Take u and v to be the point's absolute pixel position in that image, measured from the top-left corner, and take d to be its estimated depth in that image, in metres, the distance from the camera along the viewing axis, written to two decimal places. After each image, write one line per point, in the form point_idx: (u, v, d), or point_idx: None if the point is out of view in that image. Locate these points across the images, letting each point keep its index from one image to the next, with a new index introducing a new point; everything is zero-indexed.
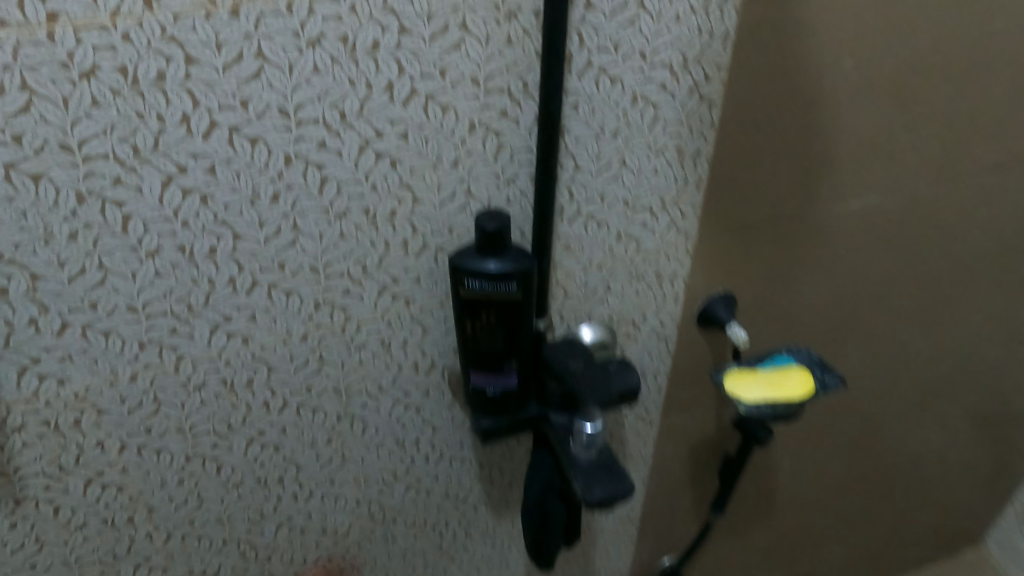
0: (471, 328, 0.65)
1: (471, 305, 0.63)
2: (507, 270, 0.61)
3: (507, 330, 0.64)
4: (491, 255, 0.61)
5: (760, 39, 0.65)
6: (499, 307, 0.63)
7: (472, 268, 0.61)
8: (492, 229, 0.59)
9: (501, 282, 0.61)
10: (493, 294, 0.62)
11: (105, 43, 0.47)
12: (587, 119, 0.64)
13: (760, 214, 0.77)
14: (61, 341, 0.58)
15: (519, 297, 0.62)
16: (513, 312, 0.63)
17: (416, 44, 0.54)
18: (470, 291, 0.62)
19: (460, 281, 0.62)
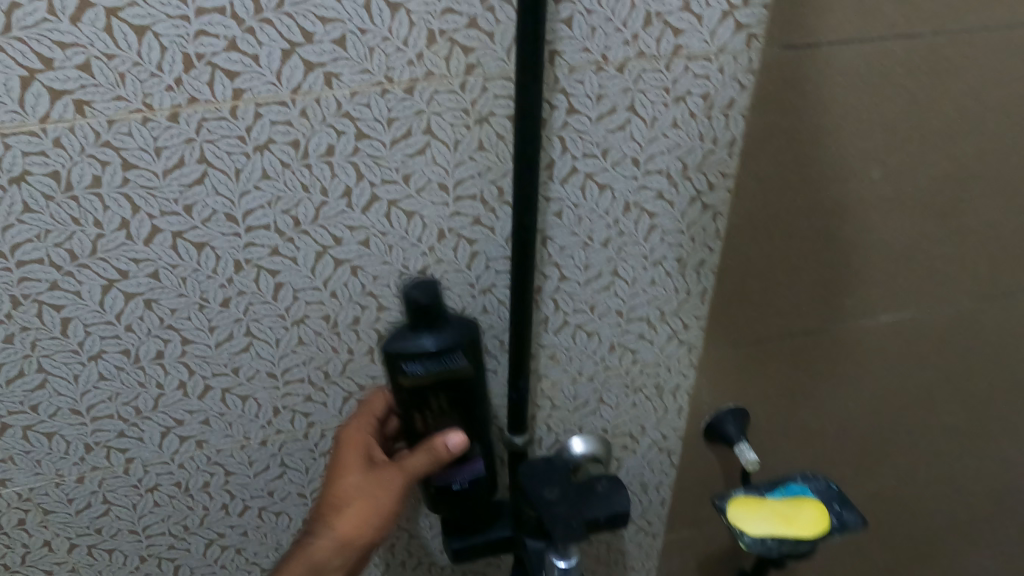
0: (421, 420, 0.59)
1: (418, 394, 0.57)
2: (447, 346, 0.55)
3: (459, 411, 0.59)
4: (424, 338, 0.54)
5: (770, 147, 0.59)
6: (448, 389, 0.57)
7: (413, 355, 0.54)
8: (421, 300, 0.53)
9: (444, 356, 0.55)
10: (439, 374, 0.56)
11: (37, 149, 0.45)
12: (573, 227, 0.59)
13: (772, 327, 0.71)
14: (0, 441, 0.55)
15: (468, 371, 0.57)
16: (462, 389, 0.58)
17: (376, 149, 0.50)
18: (412, 380, 0.55)
19: (396, 366, 0.55)
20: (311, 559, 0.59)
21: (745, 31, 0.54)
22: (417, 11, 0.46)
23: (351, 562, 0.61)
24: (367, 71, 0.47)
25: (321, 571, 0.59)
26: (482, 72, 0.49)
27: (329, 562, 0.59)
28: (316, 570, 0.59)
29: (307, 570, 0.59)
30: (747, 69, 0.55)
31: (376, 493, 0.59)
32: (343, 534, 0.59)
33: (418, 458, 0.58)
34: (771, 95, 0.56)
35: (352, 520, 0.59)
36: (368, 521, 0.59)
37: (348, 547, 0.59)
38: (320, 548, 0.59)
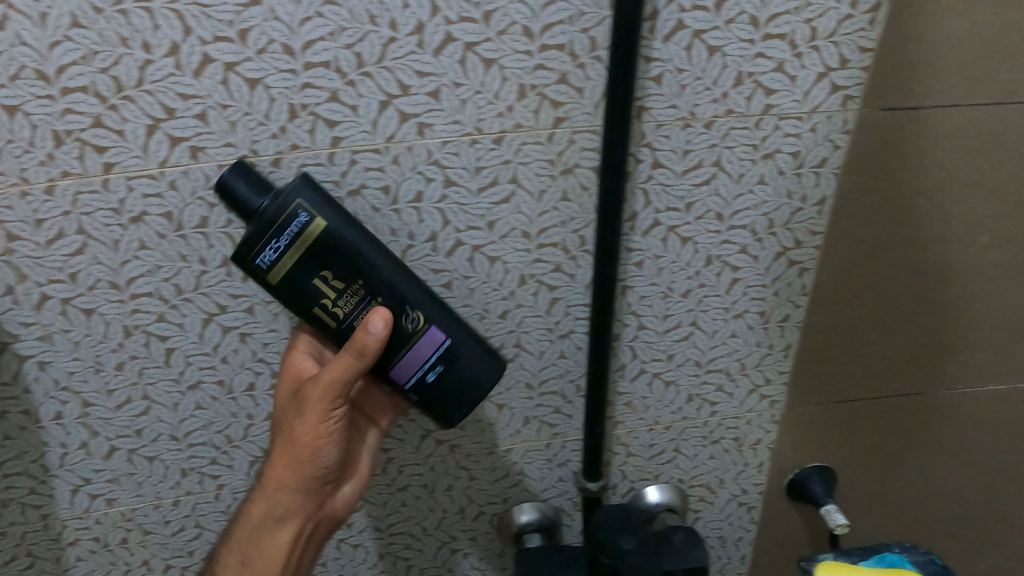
0: (331, 317, 0.49)
1: (300, 286, 0.47)
2: (277, 215, 0.45)
3: (361, 273, 0.48)
4: (243, 202, 0.46)
5: (864, 207, 0.58)
6: (331, 260, 0.47)
7: (268, 242, 0.46)
8: (246, 193, 0.45)
9: (283, 225, 0.46)
10: (301, 247, 0.46)
11: (154, 191, 0.49)
12: (653, 278, 0.58)
13: (862, 387, 0.69)
14: (109, 463, 0.61)
15: (324, 223, 0.46)
16: (339, 247, 0.47)
17: (462, 196, 0.52)
18: (279, 271, 0.47)
19: (259, 266, 0.46)
20: (261, 514, 0.58)
21: (842, 92, 0.53)
22: (509, 67, 0.48)
23: (292, 519, 0.59)
24: (458, 123, 0.49)
25: (268, 534, 0.59)
26: (570, 125, 0.50)
27: (292, 519, 0.59)
28: (266, 527, 0.58)
29: (257, 527, 0.59)
30: (842, 130, 0.55)
31: (303, 444, 0.54)
32: (281, 489, 0.57)
33: (340, 361, 0.49)
34: (866, 154, 0.56)
35: (284, 477, 0.56)
36: (297, 473, 0.56)
37: (299, 453, 0.55)
38: (261, 506, 0.58)
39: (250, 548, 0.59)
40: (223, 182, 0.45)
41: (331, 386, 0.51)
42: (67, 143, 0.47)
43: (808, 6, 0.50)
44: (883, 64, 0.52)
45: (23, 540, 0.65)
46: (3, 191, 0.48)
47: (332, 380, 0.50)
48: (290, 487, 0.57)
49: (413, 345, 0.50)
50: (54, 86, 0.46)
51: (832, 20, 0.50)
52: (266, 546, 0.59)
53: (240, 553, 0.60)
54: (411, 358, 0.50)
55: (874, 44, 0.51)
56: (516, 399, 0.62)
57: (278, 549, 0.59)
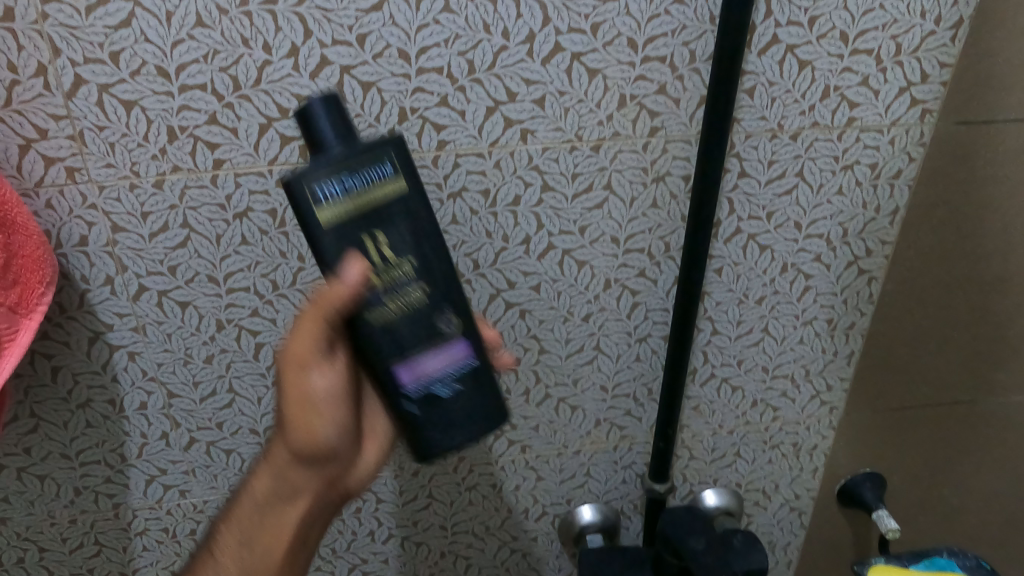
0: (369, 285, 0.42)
1: (348, 240, 0.41)
2: (361, 156, 0.41)
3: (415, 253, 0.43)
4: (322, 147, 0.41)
5: (934, 220, 0.60)
6: (390, 227, 0.42)
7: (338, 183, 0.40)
8: (329, 130, 0.40)
9: (370, 169, 0.41)
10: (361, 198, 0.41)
11: (261, 187, 0.50)
12: (730, 284, 0.60)
13: (918, 396, 0.71)
14: (186, 455, 0.61)
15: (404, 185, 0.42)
16: (404, 219, 0.42)
17: (558, 201, 0.53)
18: (330, 213, 0.40)
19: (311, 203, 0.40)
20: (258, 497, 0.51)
21: (920, 105, 0.55)
22: (612, 76, 0.49)
23: (300, 500, 0.50)
24: (560, 129, 0.50)
25: (275, 514, 0.51)
26: (664, 134, 0.52)
27: (292, 504, 0.51)
28: (267, 513, 0.51)
29: (256, 517, 0.51)
30: (918, 142, 0.56)
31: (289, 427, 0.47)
32: (279, 469, 0.50)
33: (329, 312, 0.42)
34: (940, 168, 0.57)
35: (281, 455, 0.50)
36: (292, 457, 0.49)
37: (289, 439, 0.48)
38: (261, 491, 0.51)
39: (248, 545, 0.51)
40: (306, 110, 0.40)
41: (306, 355, 0.44)
42: (180, 138, 0.48)
43: (894, 23, 0.51)
44: (962, 80, 0.54)
45: (93, 528, 0.63)
46: (111, 182, 0.49)
47: (305, 354, 0.44)
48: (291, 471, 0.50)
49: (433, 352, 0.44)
50: (172, 83, 0.46)
51: (915, 37, 0.52)
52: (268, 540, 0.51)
53: (236, 550, 0.52)
54: (431, 362, 0.44)
55: (954, 60, 0.53)
56: (590, 401, 0.64)
57: (276, 538, 0.51)
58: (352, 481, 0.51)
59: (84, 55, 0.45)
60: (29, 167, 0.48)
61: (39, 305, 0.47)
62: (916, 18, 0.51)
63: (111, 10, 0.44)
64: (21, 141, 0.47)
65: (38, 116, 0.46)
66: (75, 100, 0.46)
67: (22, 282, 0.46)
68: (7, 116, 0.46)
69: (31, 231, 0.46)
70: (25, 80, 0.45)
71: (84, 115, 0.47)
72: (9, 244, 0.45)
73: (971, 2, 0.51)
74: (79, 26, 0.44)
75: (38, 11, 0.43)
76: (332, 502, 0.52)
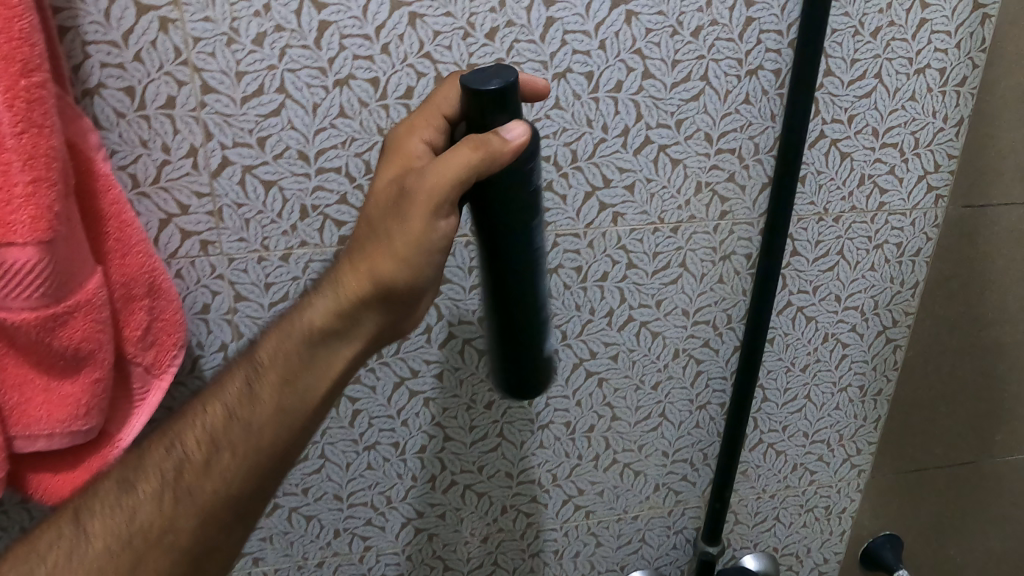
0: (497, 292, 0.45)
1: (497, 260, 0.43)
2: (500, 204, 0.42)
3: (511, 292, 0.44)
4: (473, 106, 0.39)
5: (945, 291, 0.69)
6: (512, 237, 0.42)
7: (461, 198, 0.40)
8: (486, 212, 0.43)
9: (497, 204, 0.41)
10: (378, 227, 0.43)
11: None
12: (780, 354, 0.66)
13: (930, 456, 0.78)
14: (268, 520, 0.62)
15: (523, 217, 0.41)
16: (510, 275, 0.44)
17: (639, 277, 0.59)
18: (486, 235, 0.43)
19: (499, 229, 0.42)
20: (177, 471, 0.40)
21: (934, 191, 0.64)
22: (691, 166, 0.56)
23: (324, 367, 0.43)
24: (646, 213, 0.57)
25: (245, 422, 0.41)
26: (732, 218, 0.59)
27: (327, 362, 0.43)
28: (284, 426, 0.42)
29: (175, 483, 0.40)
30: (934, 223, 0.65)
31: (266, 369, 0.42)
32: (315, 427, 0.44)
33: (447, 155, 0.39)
34: (948, 246, 0.67)
35: (291, 413, 0.42)
36: (355, 359, 0.44)
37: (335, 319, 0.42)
38: (196, 438, 0.41)
39: (203, 491, 0.40)
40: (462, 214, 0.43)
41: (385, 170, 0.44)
42: (311, 216, 0.53)
43: (913, 121, 0.61)
44: (964, 169, 0.64)
45: None
46: (241, 255, 0.53)
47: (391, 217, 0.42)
48: (311, 442, 0.44)
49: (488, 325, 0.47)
50: (311, 166, 0.51)
51: (929, 133, 0.62)
52: (282, 440, 0.42)
53: (162, 548, 0.39)
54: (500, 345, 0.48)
55: (958, 152, 0.63)
56: (652, 467, 0.67)
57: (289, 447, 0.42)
58: (291, 366, 0.42)
59: (234, 139, 0.50)
60: (165, 240, 0.51)
61: (169, 368, 0.51)
62: (930, 117, 0.61)
63: (264, 100, 0.49)
64: (162, 216, 0.51)
65: (182, 193, 0.51)
66: (220, 179, 0.51)
67: (157, 344, 0.50)
68: (152, 193, 0.50)
69: (172, 295, 0.49)
70: (176, 160, 0.50)
71: (226, 193, 0.51)
72: (152, 308, 0.48)
73: (969, 104, 0.61)
74: (233, 114, 0.49)
75: (198, 100, 0.48)
76: (298, 375, 0.42)
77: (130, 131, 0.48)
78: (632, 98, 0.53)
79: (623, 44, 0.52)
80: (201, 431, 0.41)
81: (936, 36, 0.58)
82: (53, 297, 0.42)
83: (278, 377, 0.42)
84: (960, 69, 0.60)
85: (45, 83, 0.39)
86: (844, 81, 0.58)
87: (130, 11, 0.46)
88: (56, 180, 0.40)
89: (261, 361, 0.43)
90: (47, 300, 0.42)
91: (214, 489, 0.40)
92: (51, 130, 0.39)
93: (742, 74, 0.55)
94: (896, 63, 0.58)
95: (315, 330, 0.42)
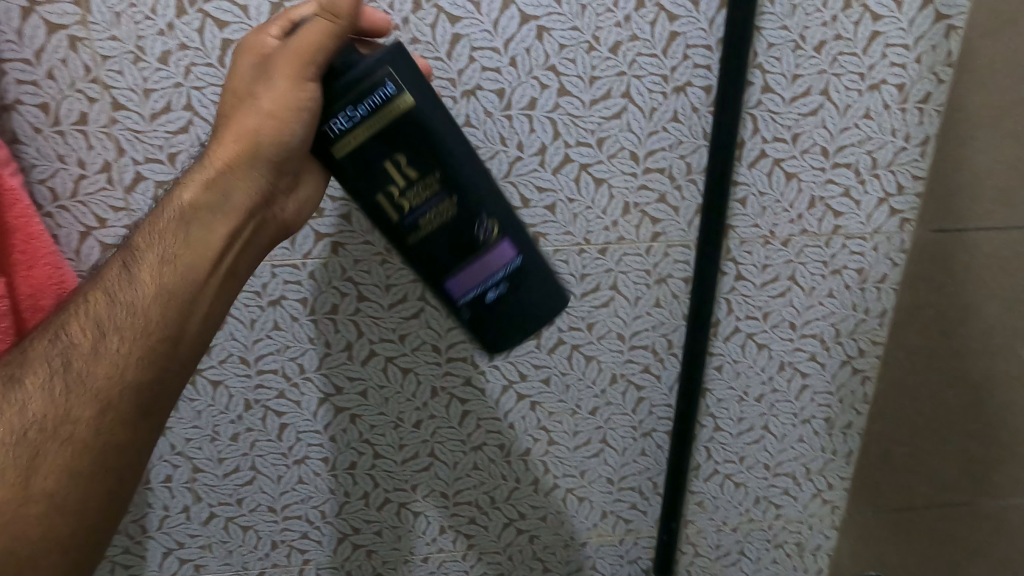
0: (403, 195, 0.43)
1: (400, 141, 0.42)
2: (361, 78, 0.41)
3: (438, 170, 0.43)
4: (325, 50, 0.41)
5: (920, 322, 0.64)
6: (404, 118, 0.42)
7: (346, 103, 0.41)
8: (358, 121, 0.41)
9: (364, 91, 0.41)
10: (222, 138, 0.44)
11: (295, 278, 0.54)
12: (730, 381, 0.64)
13: (917, 496, 0.73)
14: (205, 529, 0.62)
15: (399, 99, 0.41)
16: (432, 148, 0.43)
17: (567, 298, 0.57)
18: (347, 141, 0.42)
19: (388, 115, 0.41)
20: (65, 359, 0.38)
21: (899, 215, 0.60)
22: (617, 186, 0.55)
23: (209, 240, 0.43)
24: (570, 234, 0.55)
25: (124, 299, 0.40)
26: (665, 240, 0.56)
27: (208, 232, 0.43)
28: (172, 296, 0.41)
29: (64, 371, 0.38)
30: (900, 249, 0.61)
31: (142, 252, 0.41)
32: (205, 306, 0.43)
33: (302, 34, 0.40)
34: (920, 274, 0.62)
35: (173, 289, 0.41)
36: (232, 234, 0.43)
37: (202, 188, 0.43)
38: (77, 325, 0.39)
39: (97, 380, 0.38)
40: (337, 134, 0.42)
41: (232, 84, 0.43)
42: None
43: (869, 140, 0.57)
44: (933, 192, 0.59)
45: None
46: None
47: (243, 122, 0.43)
48: (206, 322, 0.43)
49: (472, 257, 0.45)
50: None
51: (889, 152, 0.57)
52: (171, 312, 0.41)
53: (56, 440, 0.37)
54: (471, 276, 0.45)
55: (925, 173, 0.58)
56: (596, 493, 0.65)
57: (182, 320, 0.41)
58: (164, 244, 0.42)
59: (146, 156, 0.51)
60: (86, 252, 0.53)
61: None
62: (889, 135, 0.57)
63: (172, 118, 0.50)
64: (82, 229, 0.53)
65: (100, 207, 0.52)
66: (134, 194, 0.52)
67: None
68: (71, 207, 0.52)
69: None
70: (91, 175, 0.51)
71: (142, 209, 0.52)
72: None
73: (935, 123, 0.56)
74: (144, 130, 0.50)
75: (109, 116, 0.50)
76: (179, 248, 0.42)
77: (47, 146, 0.50)
78: (548, 115, 0.52)
79: (536, 61, 0.51)
80: (77, 321, 0.40)
81: (891, 50, 0.54)
82: None
83: (152, 256, 0.41)
84: (923, 85, 0.55)
85: None
86: (786, 98, 0.55)
87: (41, 30, 0.47)
88: None
89: (133, 243, 0.42)
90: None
91: (115, 367, 0.39)
92: None
93: (668, 91, 0.52)
94: (846, 79, 0.54)
95: (184, 208, 0.42)
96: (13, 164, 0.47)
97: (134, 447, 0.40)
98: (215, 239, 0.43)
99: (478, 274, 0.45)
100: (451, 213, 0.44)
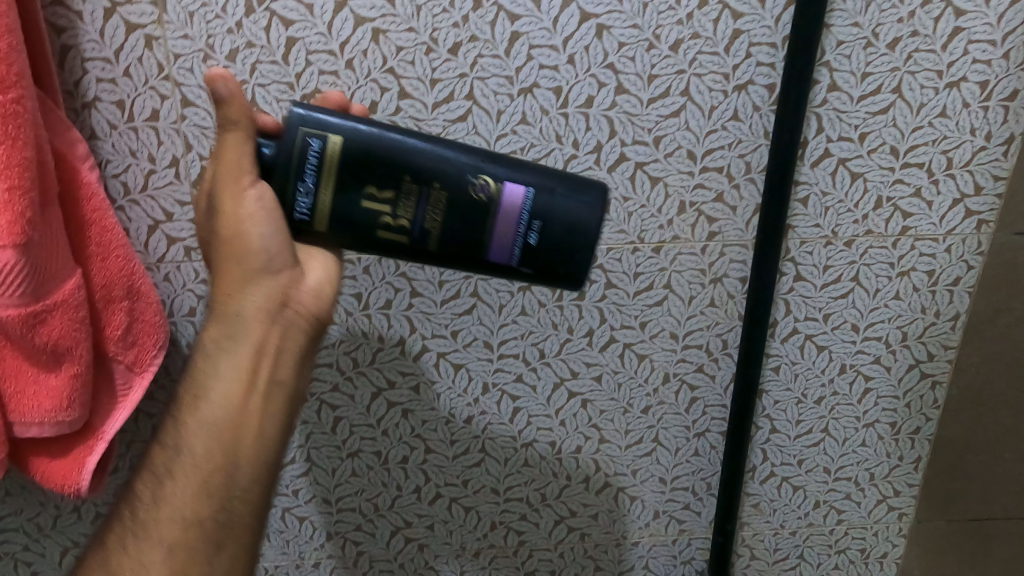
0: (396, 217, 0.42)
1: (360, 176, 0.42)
2: (290, 156, 0.41)
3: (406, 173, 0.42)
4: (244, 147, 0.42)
5: (997, 327, 0.61)
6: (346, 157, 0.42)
7: (292, 177, 0.42)
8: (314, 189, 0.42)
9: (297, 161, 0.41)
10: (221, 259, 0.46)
11: (350, 273, 0.54)
12: (788, 383, 0.62)
13: (993, 506, 0.70)
14: (264, 517, 0.64)
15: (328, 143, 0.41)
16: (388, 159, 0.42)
17: (620, 297, 0.57)
18: (321, 213, 0.42)
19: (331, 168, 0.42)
20: (153, 499, 0.46)
21: (976, 216, 0.57)
22: (673, 184, 0.53)
23: (235, 369, 0.45)
24: (624, 232, 0.54)
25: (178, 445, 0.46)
26: (722, 239, 0.55)
27: (236, 358, 0.45)
28: (211, 428, 0.45)
29: (151, 510, 0.46)
30: (976, 251, 0.58)
31: (184, 403, 0.46)
32: (249, 427, 0.46)
33: (224, 143, 0.42)
34: (998, 277, 0.59)
35: (212, 424, 0.45)
36: (258, 352, 0.45)
37: (221, 317, 0.45)
38: (158, 472, 0.46)
39: (177, 516, 0.45)
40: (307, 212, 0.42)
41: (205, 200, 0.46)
42: None
43: (944, 139, 0.54)
44: (1015, 193, 0.56)
45: None
46: None
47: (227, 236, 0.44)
48: (262, 441, 0.46)
49: (490, 218, 0.42)
50: None
51: (966, 152, 0.55)
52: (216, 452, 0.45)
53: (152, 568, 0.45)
54: (500, 234, 0.43)
55: (1006, 173, 0.55)
56: (648, 493, 0.65)
57: (233, 443, 0.45)
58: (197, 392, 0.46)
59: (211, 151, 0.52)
60: (153, 245, 0.55)
61: (150, 365, 0.53)
62: (966, 135, 0.54)
63: None
64: (151, 223, 0.54)
65: (167, 201, 0.54)
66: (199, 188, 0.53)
67: (138, 345, 0.52)
68: (141, 201, 0.54)
69: (153, 298, 0.52)
70: (160, 169, 0.53)
71: None
72: (132, 310, 0.51)
73: (1021, 121, 0.54)
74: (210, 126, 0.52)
75: (178, 113, 0.51)
76: (207, 392, 0.46)
77: (120, 142, 0.52)
78: (604, 113, 0.51)
79: (594, 59, 0.50)
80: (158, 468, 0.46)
81: (975, 46, 0.51)
82: (31, 296, 0.45)
83: (188, 401, 0.46)
84: (1010, 82, 0.53)
85: (19, 98, 0.41)
86: (854, 97, 0.53)
87: (120, 30, 0.49)
88: (28, 188, 0.42)
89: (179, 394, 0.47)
90: (22, 301, 0.44)
91: (184, 506, 0.45)
92: (24, 143, 0.42)
93: (729, 89, 0.51)
94: (921, 76, 0.52)
95: (211, 344, 0.46)
96: (90, 159, 0.48)
97: (252, 483, 0.46)
98: (238, 365, 0.45)
99: (505, 226, 0.42)
100: (445, 196, 0.42)
